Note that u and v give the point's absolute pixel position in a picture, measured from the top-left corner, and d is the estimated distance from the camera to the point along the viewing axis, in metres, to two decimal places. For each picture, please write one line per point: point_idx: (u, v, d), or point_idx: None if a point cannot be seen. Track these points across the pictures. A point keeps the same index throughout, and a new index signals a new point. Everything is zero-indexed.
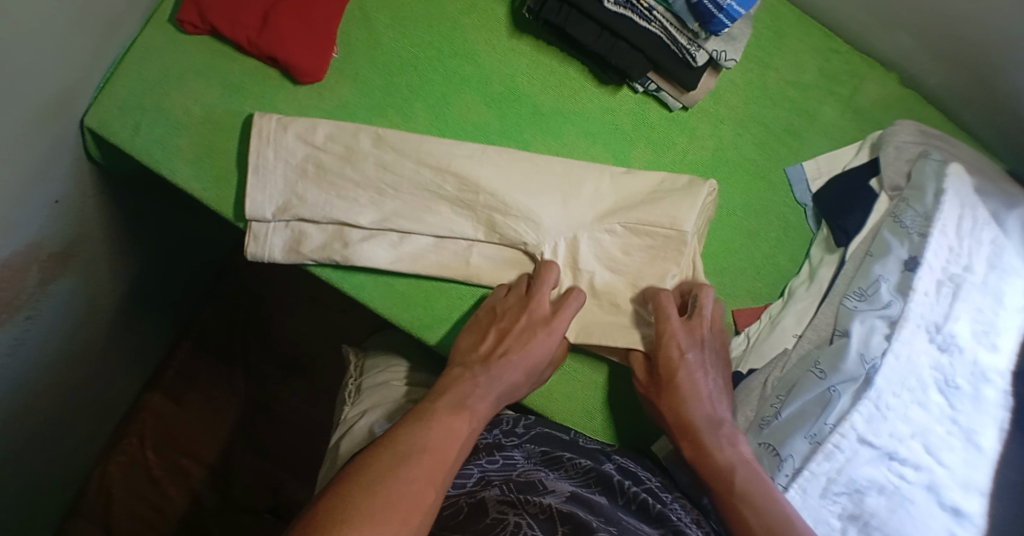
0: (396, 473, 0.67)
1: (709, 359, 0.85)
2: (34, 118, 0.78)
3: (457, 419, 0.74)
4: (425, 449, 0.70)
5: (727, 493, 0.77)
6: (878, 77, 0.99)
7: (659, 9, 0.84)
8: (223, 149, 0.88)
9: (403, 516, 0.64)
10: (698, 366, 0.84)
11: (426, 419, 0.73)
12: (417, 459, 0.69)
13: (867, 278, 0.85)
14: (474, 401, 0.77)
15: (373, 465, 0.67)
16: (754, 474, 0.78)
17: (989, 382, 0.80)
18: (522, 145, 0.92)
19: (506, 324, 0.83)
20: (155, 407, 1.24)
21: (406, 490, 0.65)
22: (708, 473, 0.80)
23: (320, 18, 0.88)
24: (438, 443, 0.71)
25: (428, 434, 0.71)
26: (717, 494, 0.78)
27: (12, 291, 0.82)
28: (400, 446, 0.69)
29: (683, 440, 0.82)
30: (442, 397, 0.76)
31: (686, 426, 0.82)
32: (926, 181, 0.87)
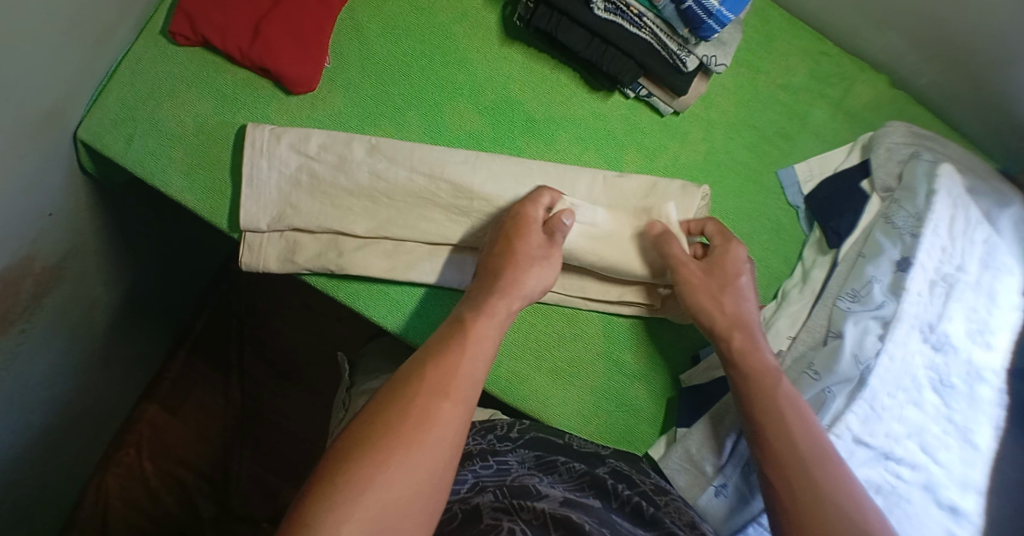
0: (413, 413, 0.66)
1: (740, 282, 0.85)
2: (26, 131, 0.78)
3: (471, 346, 0.72)
4: (441, 384, 0.68)
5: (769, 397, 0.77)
6: (868, 79, 1.00)
7: (649, 15, 0.84)
8: (217, 160, 0.88)
9: (426, 458, 0.64)
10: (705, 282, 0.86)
11: (440, 352, 0.70)
12: (434, 392, 0.67)
13: (860, 279, 0.86)
14: (482, 324, 0.74)
15: (391, 409, 0.66)
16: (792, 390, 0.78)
17: (984, 381, 0.81)
18: (516, 151, 0.92)
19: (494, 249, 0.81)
20: (151, 418, 1.24)
21: (429, 432, 0.65)
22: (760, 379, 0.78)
23: (311, 28, 0.88)
24: (451, 375, 0.69)
25: (441, 367, 0.69)
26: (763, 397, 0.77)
27: (5, 304, 0.82)
28: (414, 383, 0.68)
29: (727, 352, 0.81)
30: (450, 327, 0.74)
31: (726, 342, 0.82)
32: (917, 183, 0.88)
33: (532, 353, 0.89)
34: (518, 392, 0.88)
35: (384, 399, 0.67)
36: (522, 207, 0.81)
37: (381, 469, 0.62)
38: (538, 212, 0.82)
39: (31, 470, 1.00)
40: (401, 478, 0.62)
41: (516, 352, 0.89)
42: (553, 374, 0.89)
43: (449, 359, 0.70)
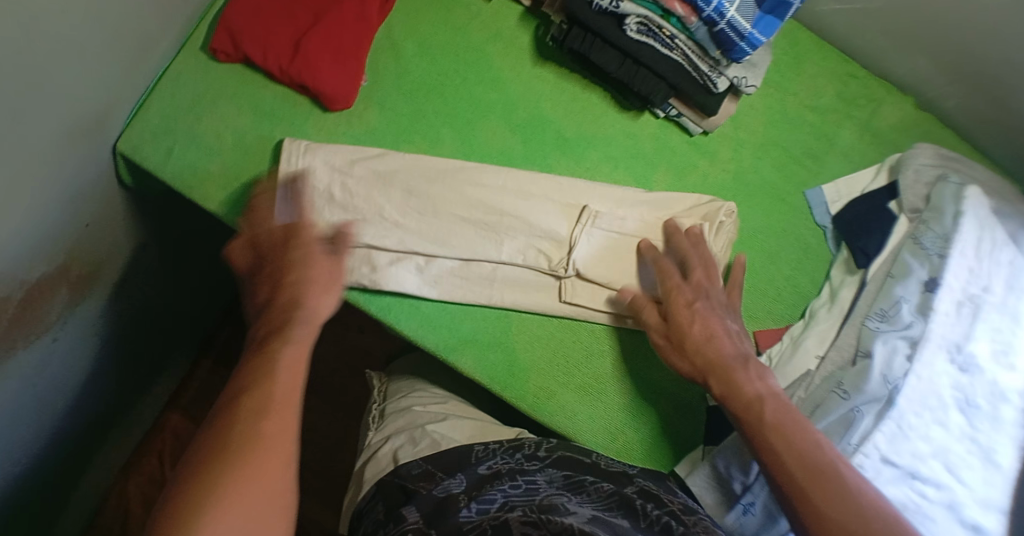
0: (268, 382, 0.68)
1: (717, 303, 0.86)
2: (66, 141, 0.79)
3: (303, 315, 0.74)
4: (293, 352, 0.71)
5: (759, 424, 0.76)
6: (895, 101, 1.01)
7: (681, 37, 0.86)
8: (253, 173, 0.90)
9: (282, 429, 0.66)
10: (717, 309, 0.86)
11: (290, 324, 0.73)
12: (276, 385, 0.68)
13: (889, 299, 0.87)
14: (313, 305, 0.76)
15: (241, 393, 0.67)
16: (784, 406, 0.78)
17: (1007, 401, 0.81)
18: (546, 169, 0.94)
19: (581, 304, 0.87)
20: (174, 426, 1.26)
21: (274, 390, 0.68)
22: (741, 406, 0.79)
23: (349, 46, 0.90)
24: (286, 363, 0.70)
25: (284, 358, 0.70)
26: (749, 427, 0.77)
27: (40, 310, 0.84)
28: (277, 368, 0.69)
29: (713, 377, 0.82)
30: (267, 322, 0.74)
31: (715, 364, 0.82)
32: (945, 204, 0.89)
33: (561, 369, 0.90)
34: (546, 406, 0.89)
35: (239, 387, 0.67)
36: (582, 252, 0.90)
37: (256, 420, 0.65)
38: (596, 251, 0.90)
39: (55, 474, 1.01)
40: (269, 451, 0.63)
41: (545, 368, 0.90)
42: (581, 390, 0.90)
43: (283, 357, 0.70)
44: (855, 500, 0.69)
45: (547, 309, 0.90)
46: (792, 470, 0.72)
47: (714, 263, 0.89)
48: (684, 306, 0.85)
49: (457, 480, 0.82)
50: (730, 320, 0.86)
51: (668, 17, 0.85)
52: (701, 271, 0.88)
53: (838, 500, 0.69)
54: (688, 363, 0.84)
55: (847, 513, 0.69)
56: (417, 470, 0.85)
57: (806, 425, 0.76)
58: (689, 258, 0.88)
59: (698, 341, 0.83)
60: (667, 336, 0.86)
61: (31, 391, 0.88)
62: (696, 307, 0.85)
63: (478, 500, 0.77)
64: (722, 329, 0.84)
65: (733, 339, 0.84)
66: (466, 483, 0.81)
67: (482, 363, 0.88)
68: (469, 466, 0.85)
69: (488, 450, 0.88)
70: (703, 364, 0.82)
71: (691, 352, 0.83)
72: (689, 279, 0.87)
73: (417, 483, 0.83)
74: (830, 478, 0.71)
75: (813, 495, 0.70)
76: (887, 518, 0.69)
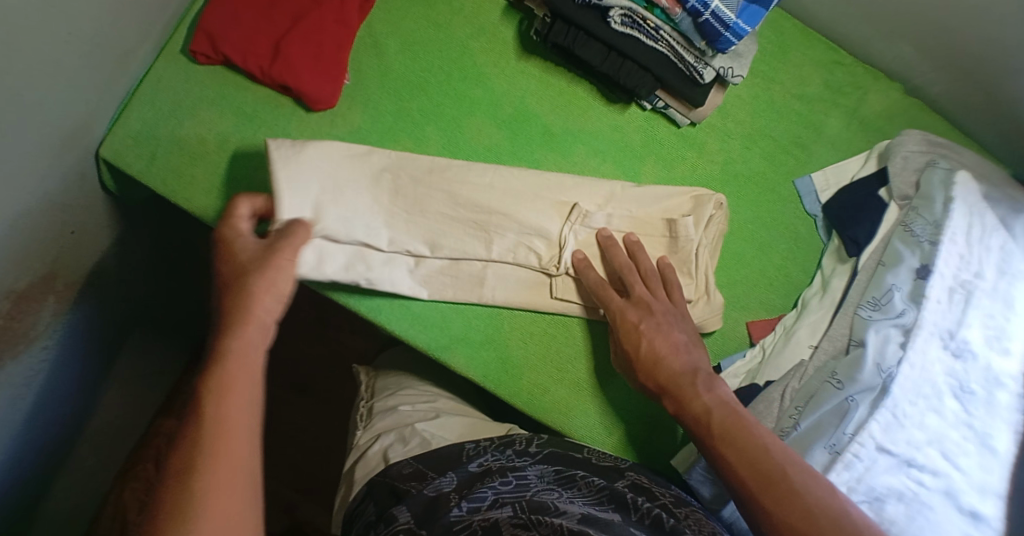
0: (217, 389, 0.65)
1: (667, 318, 0.84)
2: (47, 151, 0.78)
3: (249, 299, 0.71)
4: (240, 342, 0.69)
5: (709, 437, 0.76)
6: (882, 88, 1.01)
7: (665, 28, 0.85)
8: (237, 177, 0.89)
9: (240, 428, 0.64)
10: (664, 323, 0.83)
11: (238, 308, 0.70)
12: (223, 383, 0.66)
13: (880, 287, 0.87)
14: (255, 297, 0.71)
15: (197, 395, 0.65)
16: (733, 414, 0.76)
17: (1002, 386, 0.81)
18: (534, 164, 0.93)
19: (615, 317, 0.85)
20: (168, 430, 1.18)
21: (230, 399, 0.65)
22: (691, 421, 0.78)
23: (330, 45, 0.89)
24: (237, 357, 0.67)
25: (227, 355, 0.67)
26: (700, 440, 0.77)
27: (27, 322, 0.83)
28: (229, 364, 0.67)
29: (664, 396, 0.81)
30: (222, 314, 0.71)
31: (663, 383, 0.81)
32: (934, 191, 0.89)
33: (553, 366, 0.90)
34: (540, 404, 0.88)
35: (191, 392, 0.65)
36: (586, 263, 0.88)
37: (206, 448, 0.61)
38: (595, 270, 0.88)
39: (51, 486, 1.00)
40: (225, 460, 0.61)
41: (537, 365, 0.89)
42: (575, 386, 0.90)
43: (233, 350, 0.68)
44: (807, 498, 0.69)
45: (538, 306, 0.90)
46: (744, 478, 0.72)
47: (654, 273, 0.87)
48: (632, 328, 0.83)
49: (448, 478, 0.82)
50: (680, 331, 0.84)
51: (652, 8, 0.84)
52: (643, 285, 0.86)
53: (789, 501, 0.69)
54: (644, 381, 0.83)
55: (797, 513, 0.68)
56: (408, 469, 0.85)
57: (753, 428, 0.75)
58: (626, 274, 0.87)
59: (647, 365, 0.82)
60: (623, 362, 0.86)
61: (23, 404, 0.87)
62: (643, 326, 0.83)
63: (469, 497, 0.77)
64: (667, 345, 0.82)
65: (683, 355, 0.82)
66: (457, 481, 0.81)
67: (474, 363, 0.88)
68: (461, 464, 0.85)
69: (479, 447, 0.87)
70: (651, 382, 0.82)
71: (643, 372, 0.82)
72: (633, 296, 0.86)
73: (408, 483, 0.82)
74: (780, 481, 0.70)
75: (762, 500, 0.70)
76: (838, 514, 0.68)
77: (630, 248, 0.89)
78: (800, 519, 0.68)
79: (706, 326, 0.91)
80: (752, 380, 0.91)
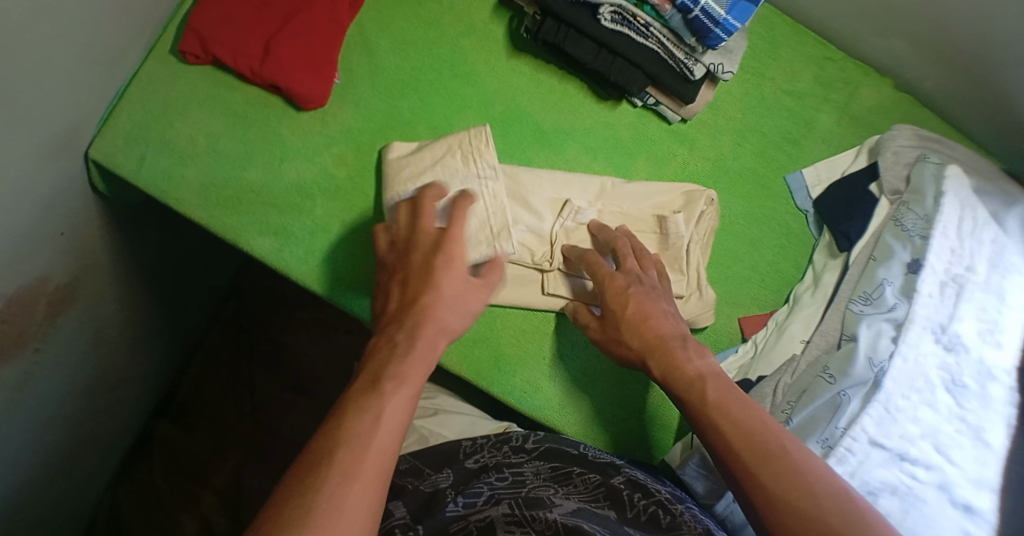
0: (345, 475, 0.58)
1: (654, 289, 0.83)
2: (37, 153, 0.78)
3: (397, 371, 0.64)
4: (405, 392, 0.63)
5: (701, 404, 0.73)
6: (873, 83, 1.01)
7: (656, 25, 0.85)
8: (228, 177, 0.88)
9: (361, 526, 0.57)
10: (650, 292, 0.83)
11: (391, 375, 0.63)
12: (345, 469, 0.58)
13: (871, 282, 0.87)
14: (405, 368, 0.64)
15: (308, 471, 0.58)
16: (724, 383, 0.74)
17: (995, 380, 0.81)
18: (526, 163, 0.93)
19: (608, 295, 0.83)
20: (163, 434, 1.25)
21: (354, 491, 0.57)
22: (680, 386, 0.76)
23: (320, 44, 0.89)
24: (367, 452, 0.59)
25: (368, 435, 0.60)
26: (691, 407, 0.74)
27: (19, 324, 0.82)
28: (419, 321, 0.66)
29: (652, 360, 0.79)
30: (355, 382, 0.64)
31: (650, 346, 0.79)
32: (925, 185, 0.89)
33: (545, 362, 0.89)
34: (533, 401, 0.88)
35: (311, 461, 0.58)
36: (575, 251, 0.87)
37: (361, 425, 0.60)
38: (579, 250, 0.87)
39: (45, 491, 1.00)
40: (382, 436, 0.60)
41: (531, 362, 0.89)
42: (569, 384, 0.89)
43: (373, 438, 0.60)
44: (806, 477, 0.67)
45: (530, 305, 0.89)
46: (736, 446, 0.69)
47: (647, 252, 0.87)
48: (620, 290, 0.82)
49: (445, 474, 0.82)
50: (666, 303, 0.83)
51: (642, 5, 0.85)
52: (634, 260, 0.85)
53: (787, 478, 0.66)
54: (628, 348, 0.80)
55: (796, 490, 0.66)
56: (405, 465, 0.86)
57: (748, 402, 0.73)
58: (619, 248, 0.85)
59: (633, 324, 0.80)
60: (603, 328, 0.83)
61: (15, 406, 0.86)
62: (631, 291, 0.82)
63: (465, 493, 0.77)
64: (656, 310, 0.81)
65: (672, 322, 0.81)
66: (453, 477, 0.81)
67: (467, 360, 0.88)
68: (458, 461, 0.85)
69: (475, 446, 0.87)
70: (638, 345, 0.80)
71: (630, 334, 0.80)
72: (624, 267, 0.84)
73: (405, 479, 0.83)
74: (777, 458, 0.68)
75: (759, 475, 0.67)
76: (837, 494, 0.66)
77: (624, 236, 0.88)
78: (801, 491, 0.66)
79: (699, 322, 0.91)
80: (744, 375, 0.91)
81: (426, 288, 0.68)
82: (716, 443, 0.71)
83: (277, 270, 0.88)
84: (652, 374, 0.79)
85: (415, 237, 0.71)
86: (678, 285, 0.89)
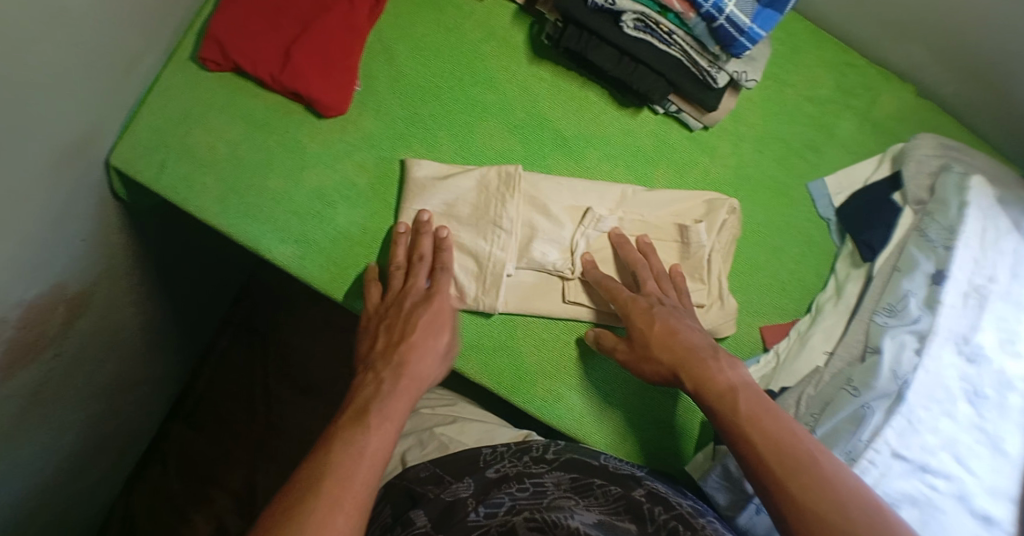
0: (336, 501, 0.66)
1: (677, 308, 0.85)
2: (56, 160, 0.78)
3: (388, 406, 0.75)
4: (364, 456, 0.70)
5: (733, 416, 0.73)
6: (895, 90, 1.00)
7: (679, 32, 0.85)
8: (247, 184, 0.88)
9: None
10: (674, 311, 0.84)
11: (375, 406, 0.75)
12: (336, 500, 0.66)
13: (895, 294, 0.86)
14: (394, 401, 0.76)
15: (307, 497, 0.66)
16: (754, 394, 0.75)
17: (1015, 390, 0.81)
18: (546, 170, 0.92)
19: (635, 317, 0.83)
20: (177, 436, 1.25)
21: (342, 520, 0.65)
22: (711, 399, 0.76)
23: (341, 52, 0.88)
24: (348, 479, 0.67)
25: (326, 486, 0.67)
26: (723, 419, 0.74)
27: (37, 329, 0.82)
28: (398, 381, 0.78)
29: (682, 373, 0.79)
30: (343, 415, 0.75)
31: (681, 361, 0.79)
32: (949, 195, 0.88)
33: (563, 372, 0.89)
34: (552, 409, 0.88)
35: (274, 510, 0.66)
36: (594, 269, 0.87)
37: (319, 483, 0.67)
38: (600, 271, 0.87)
39: (60, 492, 1.00)
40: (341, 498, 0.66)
41: (552, 371, 0.89)
42: (589, 393, 0.89)
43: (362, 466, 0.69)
44: (837, 490, 0.67)
45: (550, 313, 0.89)
46: (770, 462, 0.69)
47: (666, 274, 0.88)
48: (644, 310, 0.83)
49: (465, 483, 0.81)
50: (692, 320, 0.84)
51: (666, 13, 0.84)
52: (654, 283, 0.86)
53: (818, 493, 0.66)
54: (657, 364, 0.81)
55: (828, 503, 0.66)
56: (424, 472, 0.85)
57: (781, 414, 0.73)
58: (639, 270, 0.87)
59: (660, 339, 0.81)
60: (631, 349, 0.84)
61: (31, 411, 0.86)
62: (656, 309, 0.83)
63: (485, 503, 0.77)
64: (683, 324, 0.82)
65: (700, 334, 0.82)
66: (474, 487, 0.80)
67: (487, 369, 0.87)
68: (479, 470, 0.84)
69: (495, 454, 0.86)
70: (668, 359, 0.80)
71: (659, 350, 0.81)
72: (646, 291, 0.86)
73: (425, 487, 0.82)
74: (809, 471, 0.68)
75: (790, 489, 0.67)
76: (869, 509, 0.66)
77: (642, 250, 0.88)
78: (826, 509, 0.65)
79: (721, 331, 0.90)
80: (766, 386, 0.90)
81: (406, 329, 0.81)
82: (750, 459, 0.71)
83: (298, 278, 0.88)
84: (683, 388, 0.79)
85: (404, 292, 0.84)
86: (698, 294, 0.90)
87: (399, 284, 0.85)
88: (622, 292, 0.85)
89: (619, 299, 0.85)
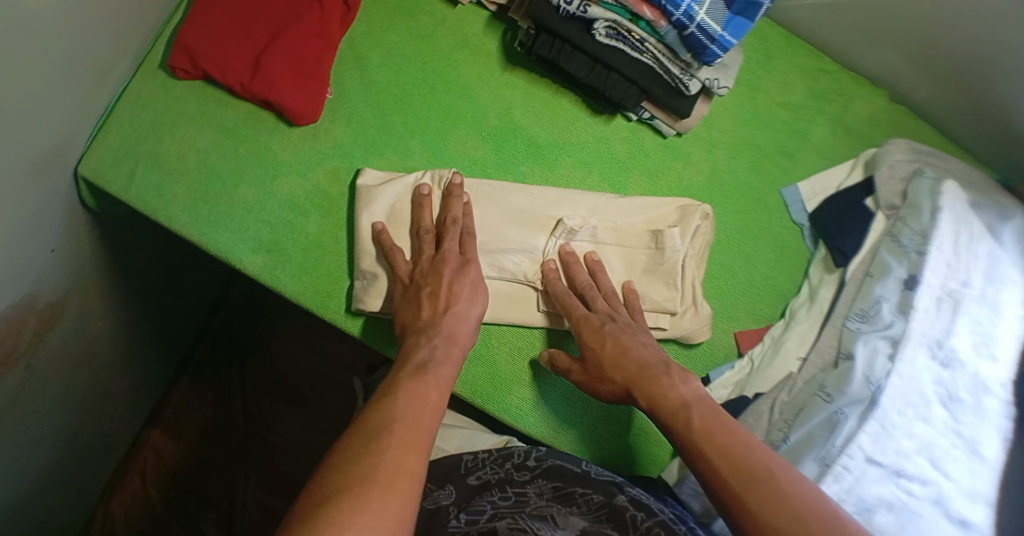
0: (388, 485, 0.61)
1: (628, 325, 0.85)
2: (24, 170, 0.76)
3: (421, 393, 0.71)
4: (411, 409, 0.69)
5: (687, 430, 0.73)
6: (867, 94, 1.00)
7: (650, 40, 0.85)
8: (218, 194, 0.87)
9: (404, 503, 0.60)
10: (625, 328, 0.84)
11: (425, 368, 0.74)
12: (385, 484, 0.61)
13: (867, 299, 0.87)
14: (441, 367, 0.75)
15: (364, 444, 0.64)
16: (709, 408, 0.75)
17: (990, 392, 0.81)
18: (520, 178, 0.92)
19: (587, 336, 0.83)
20: (154, 445, 1.22)
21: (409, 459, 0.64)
22: (666, 416, 0.76)
23: (311, 59, 0.87)
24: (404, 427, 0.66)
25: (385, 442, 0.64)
26: (678, 436, 0.74)
27: (8, 342, 0.81)
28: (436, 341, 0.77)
29: (637, 389, 0.79)
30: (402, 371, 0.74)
31: (635, 377, 0.79)
32: (921, 200, 0.89)
33: (537, 381, 0.89)
34: (526, 419, 0.88)
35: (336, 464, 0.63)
36: (574, 274, 0.88)
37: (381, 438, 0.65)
38: (578, 277, 0.88)
39: (37, 505, 0.98)
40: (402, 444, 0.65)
41: (525, 380, 0.88)
42: (563, 402, 0.89)
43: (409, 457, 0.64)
44: (794, 501, 0.66)
45: (524, 323, 0.88)
46: (724, 473, 0.69)
47: (615, 293, 0.88)
48: (596, 329, 0.83)
49: (447, 491, 0.83)
50: (644, 336, 0.84)
51: (637, 20, 0.84)
52: (603, 301, 0.86)
53: (780, 501, 0.66)
54: (610, 384, 0.81)
55: (783, 511, 0.65)
56: None
57: (736, 425, 0.73)
58: (587, 290, 0.87)
59: (612, 359, 0.81)
60: (585, 370, 0.83)
61: (4, 424, 0.85)
62: (606, 328, 0.83)
63: (467, 510, 0.78)
64: (633, 341, 0.82)
65: (651, 350, 0.82)
66: (456, 495, 0.82)
67: (462, 380, 0.87)
68: (459, 477, 0.85)
69: (477, 460, 0.87)
70: (622, 379, 0.80)
71: (611, 371, 0.81)
72: (595, 309, 0.85)
73: None
74: (762, 480, 0.67)
75: (745, 501, 0.67)
76: (824, 517, 0.65)
77: (590, 267, 0.88)
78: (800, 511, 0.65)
79: (695, 337, 0.91)
80: (741, 391, 0.90)
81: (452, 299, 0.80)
82: (705, 471, 0.71)
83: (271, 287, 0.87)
84: (637, 405, 0.79)
85: (438, 259, 0.83)
86: (671, 302, 0.89)
87: (430, 250, 0.84)
88: (578, 306, 0.85)
89: (574, 314, 0.85)
